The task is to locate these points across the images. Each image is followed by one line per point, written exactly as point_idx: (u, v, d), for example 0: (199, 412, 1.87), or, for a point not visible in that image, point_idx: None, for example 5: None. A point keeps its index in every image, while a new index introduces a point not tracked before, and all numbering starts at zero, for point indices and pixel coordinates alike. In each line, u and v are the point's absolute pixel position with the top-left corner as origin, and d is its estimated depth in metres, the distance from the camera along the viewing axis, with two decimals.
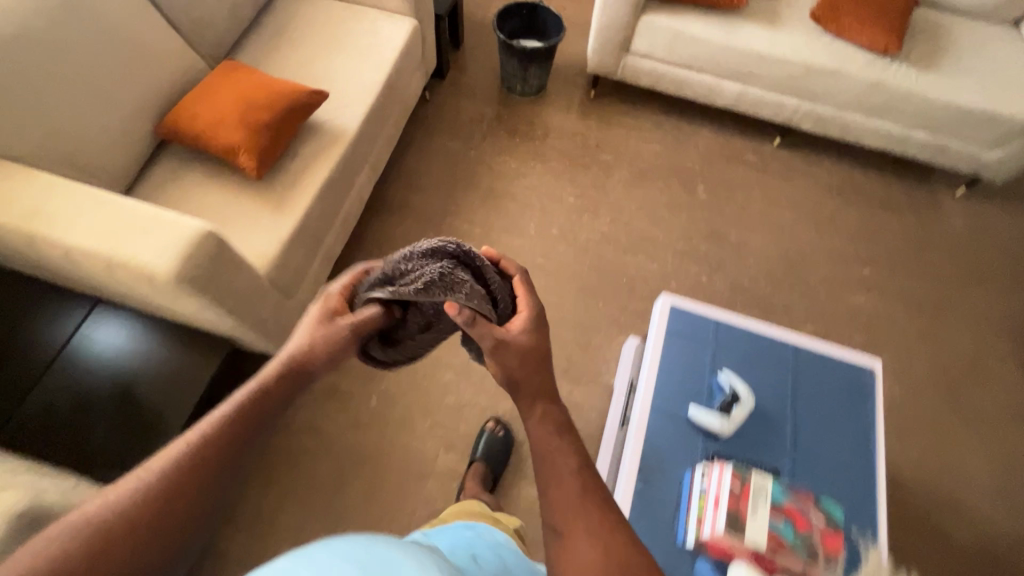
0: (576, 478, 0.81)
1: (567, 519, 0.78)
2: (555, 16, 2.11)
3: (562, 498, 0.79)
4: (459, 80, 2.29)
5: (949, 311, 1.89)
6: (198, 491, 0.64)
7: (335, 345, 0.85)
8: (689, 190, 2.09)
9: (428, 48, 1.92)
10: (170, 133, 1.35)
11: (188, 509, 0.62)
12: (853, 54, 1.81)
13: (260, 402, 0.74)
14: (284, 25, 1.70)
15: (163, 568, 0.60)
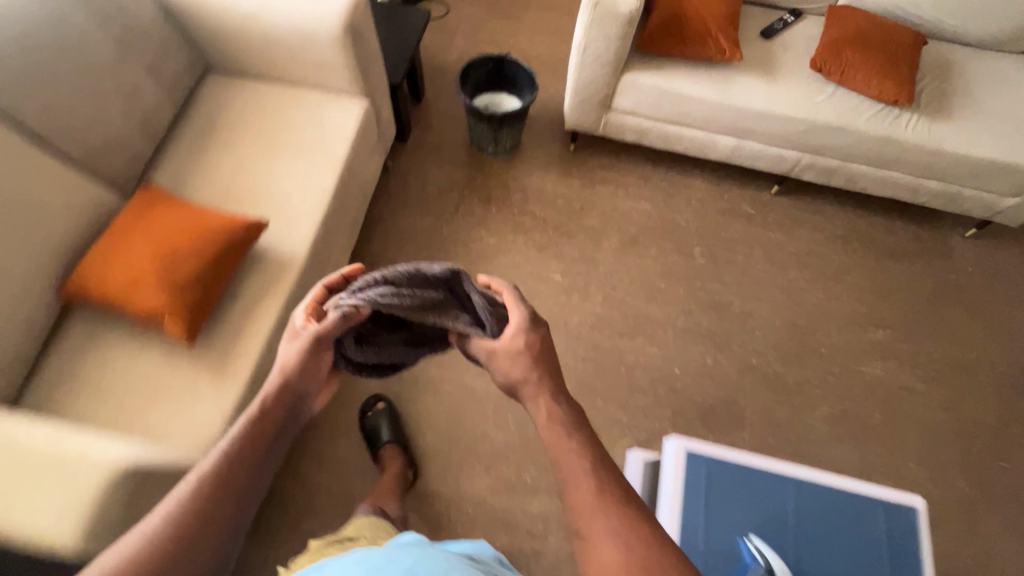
0: (593, 477, 0.80)
1: (586, 521, 0.78)
2: (526, 68, 1.89)
3: (584, 495, 0.79)
4: (424, 141, 2.07)
5: (968, 375, 1.78)
6: (196, 535, 0.73)
7: (308, 370, 0.90)
8: (685, 255, 1.91)
9: (385, 123, 1.69)
10: (77, 296, 1.13)
11: (192, 557, 0.72)
12: (859, 106, 1.64)
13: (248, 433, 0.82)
14: (213, 121, 1.46)
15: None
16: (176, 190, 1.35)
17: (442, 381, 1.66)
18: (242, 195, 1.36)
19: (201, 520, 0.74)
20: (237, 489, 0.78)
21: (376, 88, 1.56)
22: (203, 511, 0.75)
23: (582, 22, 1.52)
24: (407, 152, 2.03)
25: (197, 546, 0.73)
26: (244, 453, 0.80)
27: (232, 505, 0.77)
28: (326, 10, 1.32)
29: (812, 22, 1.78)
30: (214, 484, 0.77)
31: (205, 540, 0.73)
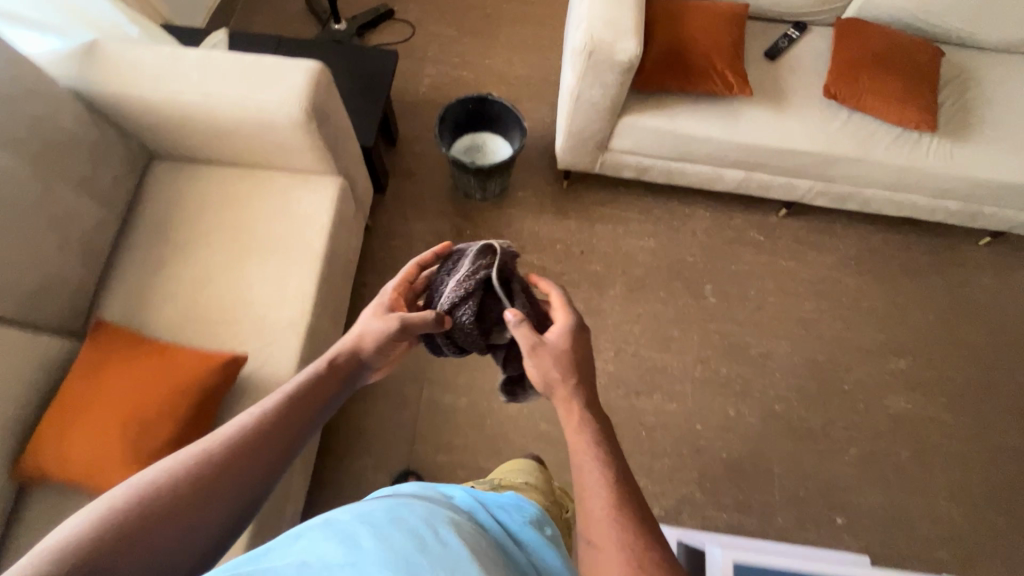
0: (608, 493, 0.80)
1: (598, 530, 0.77)
2: (510, 108, 1.72)
3: (596, 505, 0.79)
4: (403, 191, 1.89)
5: (992, 397, 1.73)
6: (247, 467, 0.78)
7: (378, 347, 1.01)
8: (695, 294, 1.81)
9: (363, 191, 1.52)
10: (36, 477, 0.98)
11: (238, 483, 0.76)
12: (877, 134, 1.52)
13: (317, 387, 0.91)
14: (167, 225, 1.27)
15: (230, 510, 0.75)
16: (134, 320, 1.18)
17: (454, 466, 1.55)
18: (212, 313, 1.19)
19: (256, 454, 0.79)
20: (292, 437, 0.85)
21: (349, 161, 1.39)
22: (260, 450, 0.80)
23: (575, 68, 1.35)
24: (387, 206, 1.85)
25: (249, 474, 0.77)
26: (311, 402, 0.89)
27: (283, 450, 0.83)
28: (285, 96, 1.14)
29: (819, 37, 1.63)
30: (280, 422, 0.84)
31: (248, 479, 0.77)
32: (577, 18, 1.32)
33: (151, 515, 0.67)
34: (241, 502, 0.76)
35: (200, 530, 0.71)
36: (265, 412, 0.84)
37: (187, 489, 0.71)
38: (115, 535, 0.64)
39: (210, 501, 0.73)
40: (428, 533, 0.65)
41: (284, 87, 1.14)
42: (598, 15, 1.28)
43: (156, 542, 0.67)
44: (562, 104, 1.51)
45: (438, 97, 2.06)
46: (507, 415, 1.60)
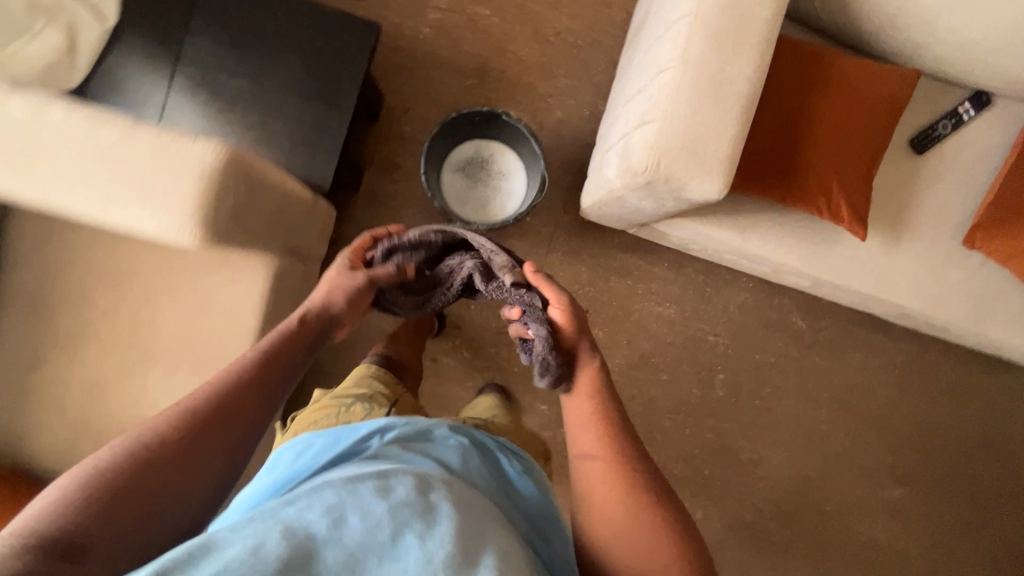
0: (604, 431, 0.82)
1: (592, 446, 0.82)
2: (538, 146, 1.29)
3: (592, 443, 0.82)
4: (383, 192, 1.48)
5: (976, 541, 1.63)
6: (217, 437, 0.66)
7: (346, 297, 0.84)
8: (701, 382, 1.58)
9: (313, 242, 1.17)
10: None
11: (212, 458, 0.65)
12: (1005, 297, 1.12)
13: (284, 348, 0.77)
14: (46, 304, 0.98)
15: (211, 486, 0.64)
16: (15, 433, 0.97)
17: None
18: (107, 437, 0.98)
19: (230, 416, 0.68)
20: (269, 393, 0.73)
21: (286, 237, 1.02)
22: (241, 404, 0.70)
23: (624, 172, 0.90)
24: (360, 213, 1.46)
25: (223, 448, 0.66)
26: (277, 361, 0.76)
27: (265, 406, 0.72)
28: (173, 215, 0.75)
29: (997, 122, 1.10)
30: (255, 379, 0.72)
31: (231, 432, 0.67)
32: (651, 103, 0.84)
33: (120, 478, 0.58)
34: (230, 454, 0.67)
35: (191, 488, 0.63)
36: (232, 373, 0.72)
37: (159, 453, 0.62)
38: (87, 508, 0.56)
39: (187, 466, 0.63)
40: (419, 495, 0.54)
41: (169, 199, 0.74)
42: (680, 119, 0.80)
43: (142, 509, 0.59)
44: (597, 175, 1.07)
45: (446, 50, 1.49)
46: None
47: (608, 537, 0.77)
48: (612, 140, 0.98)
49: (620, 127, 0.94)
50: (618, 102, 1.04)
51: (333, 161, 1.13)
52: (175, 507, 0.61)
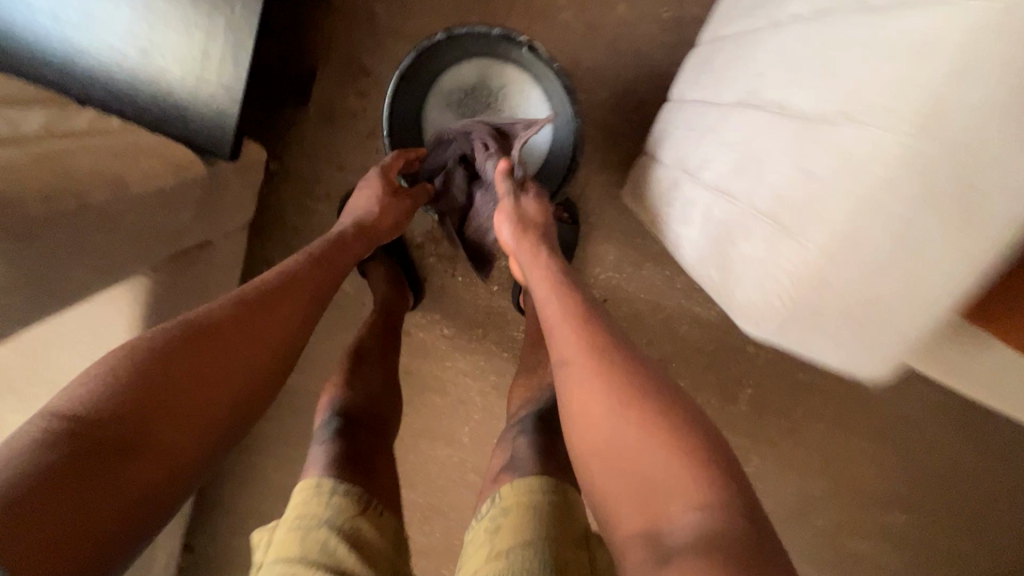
0: (597, 360, 0.58)
1: (586, 401, 0.56)
2: (573, 112, 0.86)
3: (569, 343, 0.61)
4: (342, 110, 1.04)
5: None
6: (265, 335, 0.58)
7: (389, 214, 0.80)
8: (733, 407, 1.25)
9: (224, 218, 0.81)
10: None
11: (252, 364, 0.56)
12: None
13: (338, 250, 0.72)
14: None
15: (253, 395, 0.56)
16: None
17: None
18: None
19: (282, 312, 0.60)
20: (320, 298, 0.66)
21: (160, 248, 0.67)
22: (288, 309, 0.61)
23: (740, 277, 0.52)
24: (309, 140, 1.06)
25: (267, 351, 0.58)
26: (332, 264, 0.69)
27: (302, 331, 0.62)
28: None
29: None
30: (312, 281, 0.65)
31: (276, 339, 0.59)
32: (818, 198, 0.42)
33: (159, 377, 0.49)
34: (275, 361, 0.59)
35: (236, 394, 0.54)
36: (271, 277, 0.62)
37: (210, 346, 0.53)
38: (135, 398, 0.47)
39: (232, 362, 0.54)
40: None
41: None
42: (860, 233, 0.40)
43: (188, 410, 0.50)
44: (676, 209, 0.66)
45: None
46: (431, 468, 1.35)
47: (603, 469, 0.53)
48: (716, 187, 0.55)
49: (737, 184, 0.52)
50: (736, 92, 0.56)
51: (233, 114, 0.69)
52: (224, 409, 0.53)
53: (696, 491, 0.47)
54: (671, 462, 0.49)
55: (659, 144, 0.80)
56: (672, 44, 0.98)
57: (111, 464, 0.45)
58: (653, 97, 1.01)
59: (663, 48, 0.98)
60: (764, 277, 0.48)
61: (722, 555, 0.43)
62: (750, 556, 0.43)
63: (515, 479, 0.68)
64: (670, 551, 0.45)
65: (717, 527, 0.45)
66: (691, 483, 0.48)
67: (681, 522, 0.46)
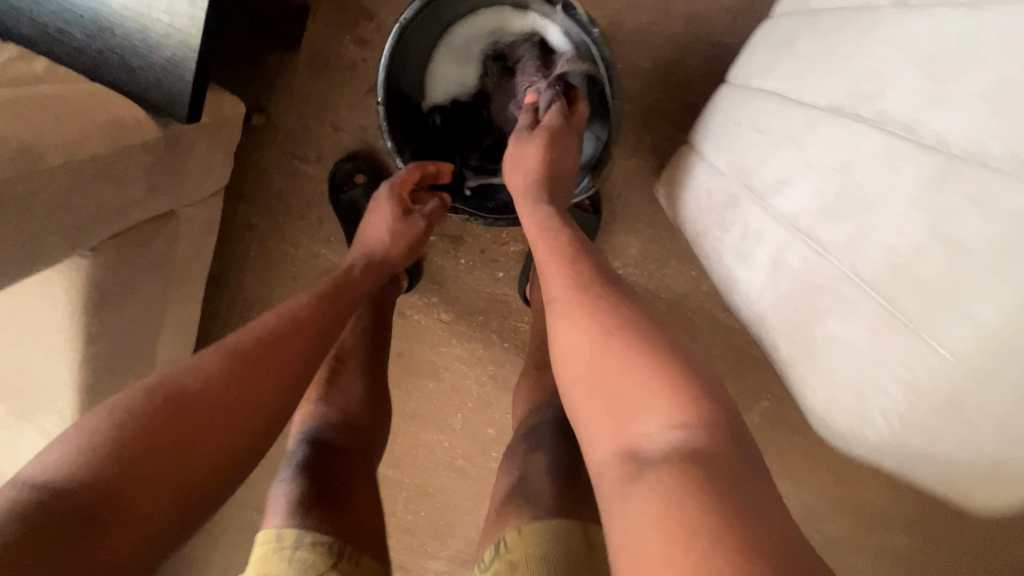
0: (592, 304, 0.49)
1: (575, 346, 0.47)
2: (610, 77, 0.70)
3: (557, 280, 0.54)
4: (338, 57, 0.90)
5: None
6: (255, 391, 0.50)
7: (399, 242, 0.72)
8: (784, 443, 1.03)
9: (187, 183, 0.69)
10: None
11: (237, 424, 0.49)
12: None
13: (342, 286, 0.64)
14: None
15: (240, 458, 0.49)
16: None
17: None
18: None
19: (276, 363, 0.53)
20: (320, 342, 0.58)
21: (96, 226, 0.56)
22: (291, 357, 0.54)
23: (826, 354, 0.43)
24: (300, 92, 0.92)
25: (255, 409, 0.50)
26: (335, 306, 0.61)
27: (297, 380, 0.54)
28: None
29: None
30: (312, 324, 0.58)
31: (271, 393, 0.51)
32: (965, 286, 0.32)
33: (137, 444, 0.43)
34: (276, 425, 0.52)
35: (216, 456, 0.47)
36: (265, 324, 0.55)
37: (201, 406, 0.47)
38: (106, 469, 0.42)
39: (217, 425, 0.47)
40: None
41: None
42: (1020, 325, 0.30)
43: (166, 477, 0.44)
44: (730, 239, 0.54)
45: None
46: (419, 453, 1.26)
47: (582, 402, 0.46)
48: (796, 230, 0.44)
49: (828, 236, 0.40)
50: (833, 98, 0.43)
51: (190, 70, 0.55)
52: (209, 477, 0.47)
53: (672, 408, 0.40)
54: (645, 378, 0.42)
55: (707, 139, 0.66)
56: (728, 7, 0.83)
57: (67, 538, 0.39)
58: (700, 71, 0.86)
59: (716, 14, 0.83)
60: (865, 375, 0.39)
61: (699, 475, 0.36)
62: (728, 474, 0.37)
63: (520, 522, 0.61)
64: (643, 469, 0.39)
65: (693, 445, 0.38)
66: (666, 399, 0.41)
67: (655, 442, 0.39)
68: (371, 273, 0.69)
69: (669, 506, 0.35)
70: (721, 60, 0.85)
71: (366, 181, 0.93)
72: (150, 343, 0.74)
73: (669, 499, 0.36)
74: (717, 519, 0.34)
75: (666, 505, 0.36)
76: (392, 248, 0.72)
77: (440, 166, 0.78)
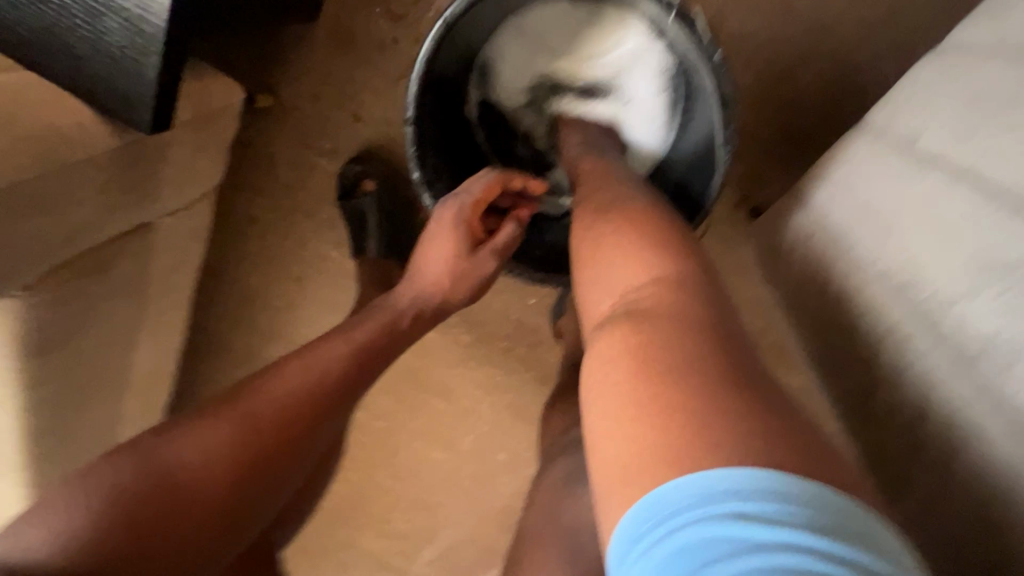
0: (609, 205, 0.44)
1: (586, 241, 0.43)
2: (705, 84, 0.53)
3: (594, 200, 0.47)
4: (364, 32, 0.75)
5: None
6: (257, 468, 0.41)
7: (463, 285, 0.56)
8: None
9: (162, 194, 0.55)
10: None
11: (236, 508, 0.40)
12: None
13: (381, 334, 0.50)
14: None
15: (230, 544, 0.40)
16: None
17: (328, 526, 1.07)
18: None
19: (286, 433, 0.42)
20: (348, 403, 0.46)
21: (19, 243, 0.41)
22: (305, 421, 0.43)
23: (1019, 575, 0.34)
24: (318, 68, 0.77)
25: (257, 489, 0.41)
26: (371, 358, 0.49)
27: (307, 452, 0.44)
28: None
29: None
30: (338, 380, 0.46)
31: (275, 474, 0.42)
32: None
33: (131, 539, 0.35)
34: (277, 490, 0.42)
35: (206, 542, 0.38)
36: (287, 391, 0.43)
37: (198, 485, 0.38)
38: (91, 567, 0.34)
39: (217, 515, 0.39)
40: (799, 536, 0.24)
41: None
42: None
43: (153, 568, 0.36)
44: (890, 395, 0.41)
45: None
46: (422, 473, 1.04)
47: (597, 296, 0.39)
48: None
49: None
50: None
51: (151, 66, 0.41)
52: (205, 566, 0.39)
53: (651, 275, 0.36)
54: (650, 268, 0.37)
55: (825, 194, 0.48)
56: (860, 5, 0.65)
57: None
58: (816, 86, 0.67)
59: (834, 18, 0.66)
60: None
61: (673, 335, 0.32)
62: (712, 334, 0.32)
63: None
64: (609, 327, 0.35)
65: (670, 306, 0.34)
66: (659, 280, 0.36)
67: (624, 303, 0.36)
68: (420, 321, 0.55)
69: (643, 385, 0.30)
70: (842, 74, 0.67)
71: (376, 189, 0.78)
72: (124, 365, 0.62)
73: (631, 346, 0.32)
74: (691, 380, 0.29)
75: (624, 354, 0.33)
76: (453, 290, 0.56)
77: (530, 182, 0.57)
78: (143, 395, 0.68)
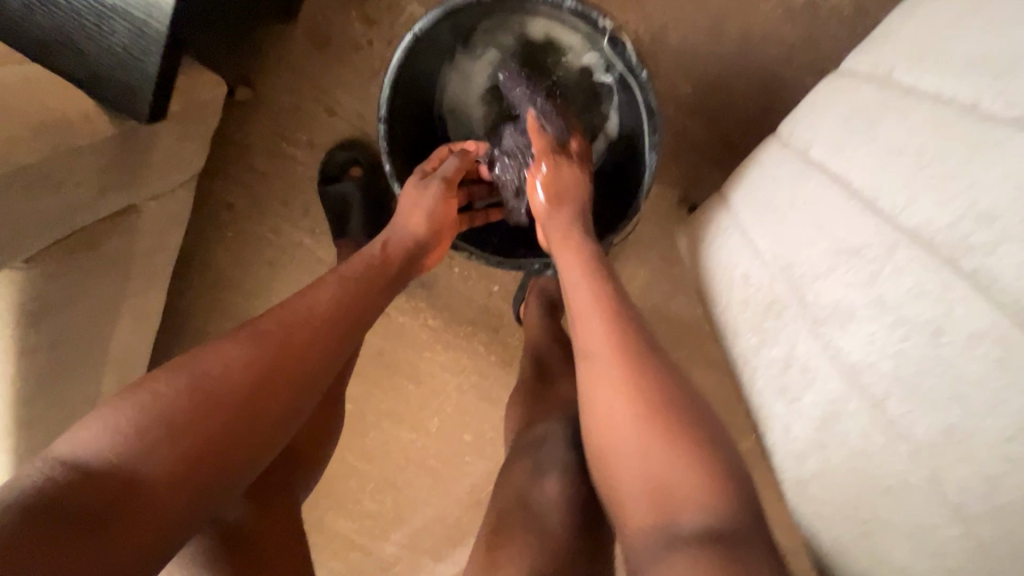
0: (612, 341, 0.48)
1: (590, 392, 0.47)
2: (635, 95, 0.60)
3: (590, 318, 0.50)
4: (340, 34, 0.80)
5: None
6: (273, 387, 0.45)
7: (416, 212, 0.62)
8: None
9: (150, 177, 0.60)
10: None
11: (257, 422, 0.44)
12: None
13: (372, 278, 0.56)
14: None
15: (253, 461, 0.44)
16: None
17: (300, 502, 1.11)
18: None
19: (300, 356, 0.47)
20: (351, 331, 0.52)
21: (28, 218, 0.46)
22: (315, 352, 0.48)
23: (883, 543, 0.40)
24: (296, 66, 0.82)
25: (277, 407, 0.45)
26: (369, 296, 0.54)
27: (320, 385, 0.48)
28: None
29: None
30: (337, 308, 0.51)
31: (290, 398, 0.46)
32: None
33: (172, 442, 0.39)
34: (296, 412, 0.47)
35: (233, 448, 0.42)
36: (290, 316, 0.48)
37: (226, 393, 0.43)
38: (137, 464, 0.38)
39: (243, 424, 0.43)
40: None
41: None
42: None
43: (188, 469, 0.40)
44: (768, 355, 0.50)
45: None
46: (391, 450, 1.10)
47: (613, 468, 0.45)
48: (855, 382, 0.41)
49: (901, 415, 0.37)
50: (931, 235, 0.37)
51: (153, 63, 0.47)
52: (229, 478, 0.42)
53: (712, 505, 0.40)
54: (668, 452, 0.42)
55: (742, 195, 0.57)
56: (783, 28, 0.74)
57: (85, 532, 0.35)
58: (745, 98, 0.77)
59: (761, 39, 0.75)
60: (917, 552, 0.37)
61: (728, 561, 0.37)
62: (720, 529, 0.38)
63: None
64: (675, 549, 0.39)
65: (723, 528, 0.39)
66: (670, 450, 0.42)
67: (691, 525, 0.39)
68: (392, 257, 0.59)
69: None
70: (767, 89, 0.76)
71: (360, 176, 0.84)
72: (107, 337, 0.66)
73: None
74: None
75: None
76: (410, 222, 0.61)
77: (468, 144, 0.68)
78: (121, 371, 0.72)
